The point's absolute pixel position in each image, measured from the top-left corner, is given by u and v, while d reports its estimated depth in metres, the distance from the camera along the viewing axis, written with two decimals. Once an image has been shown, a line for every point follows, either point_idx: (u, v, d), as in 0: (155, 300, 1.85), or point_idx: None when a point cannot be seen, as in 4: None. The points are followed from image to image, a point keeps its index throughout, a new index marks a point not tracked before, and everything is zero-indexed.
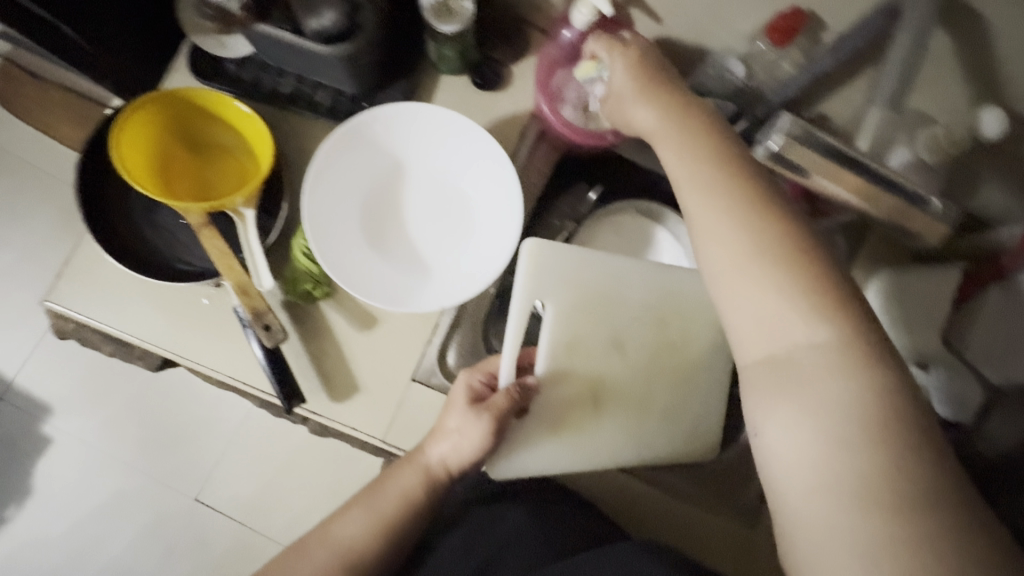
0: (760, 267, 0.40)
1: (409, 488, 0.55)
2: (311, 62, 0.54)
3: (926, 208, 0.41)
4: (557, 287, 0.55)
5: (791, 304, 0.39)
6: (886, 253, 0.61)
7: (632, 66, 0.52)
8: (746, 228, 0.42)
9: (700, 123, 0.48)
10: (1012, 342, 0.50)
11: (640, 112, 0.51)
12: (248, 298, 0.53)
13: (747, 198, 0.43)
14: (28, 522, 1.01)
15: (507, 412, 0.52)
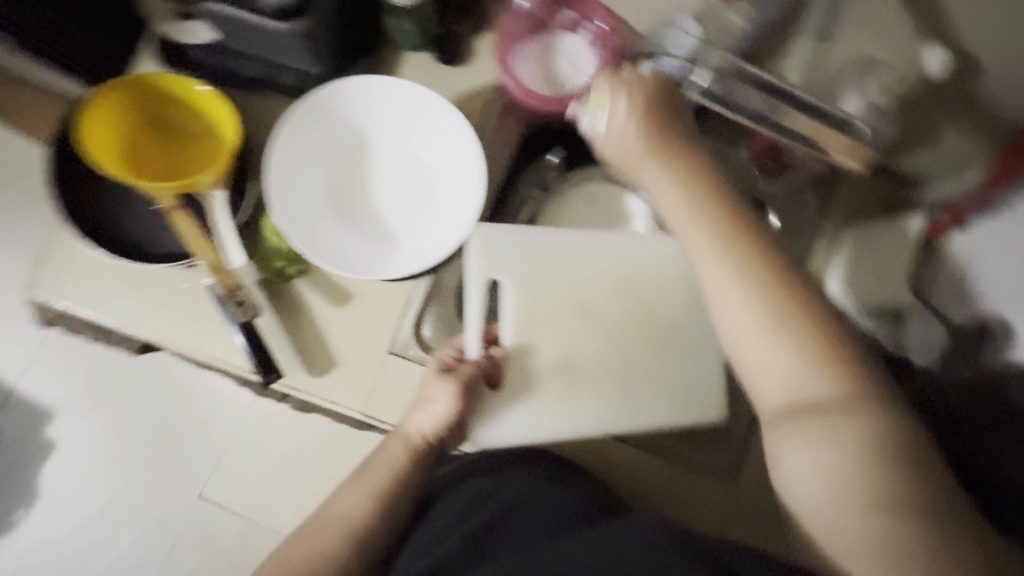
0: (733, 282, 0.47)
1: (396, 457, 0.54)
2: (274, 44, 0.58)
3: (855, 132, 0.49)
4: (514, 262, 0.57)
5: (794, 332, 0.45)
6: (857, 206, 0.66)
7: (638, 109, 0.52)
8: (741, 263, 0.47)
9: (698, 167, 0.52)
10: (989, 278, 0.58)
11: (644, 172, 0.52)
12: (222, 276, 0.57)
13: (733, 225, 0.49)
14: (44, 515, 1.17)
15: (473, 377, 0.54)
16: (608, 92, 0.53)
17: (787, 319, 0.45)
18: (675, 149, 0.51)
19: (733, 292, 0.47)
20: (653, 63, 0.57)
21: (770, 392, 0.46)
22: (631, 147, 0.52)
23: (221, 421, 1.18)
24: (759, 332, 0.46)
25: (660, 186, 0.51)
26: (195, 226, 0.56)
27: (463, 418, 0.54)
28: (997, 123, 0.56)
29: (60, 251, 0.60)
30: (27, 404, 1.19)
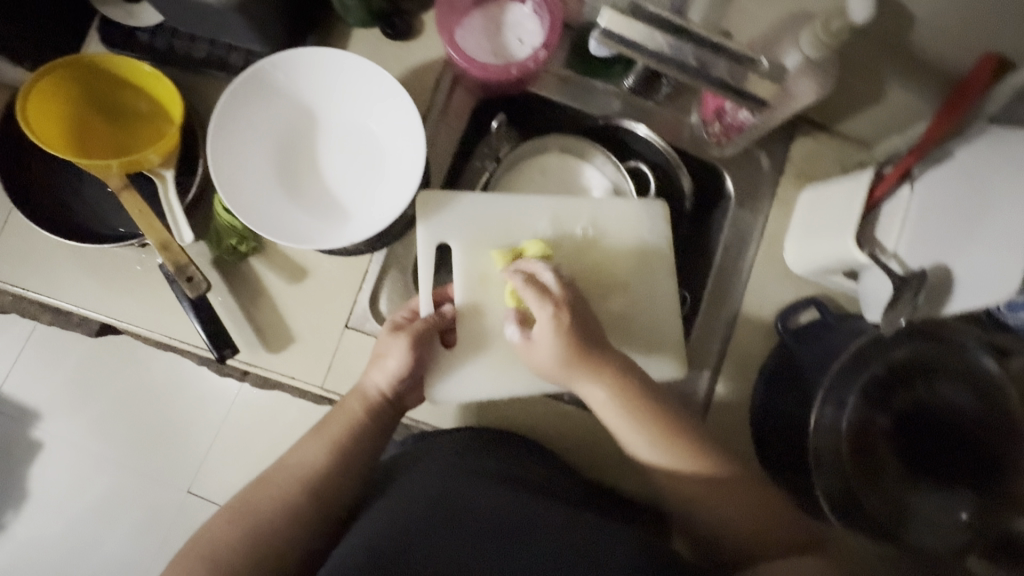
0: (635, 426, 0.54)
1: (354, 410, 0.57)
2: (212, 19, 0.57)
3: (756, 66, 0.52)
4: (463, 226, 0.59)
5: (654, 430, 0.53)
6: (803, 171, 0.69)
7: (563, 339, 0.51)
8: (625, 416, 0.53)
9: (619, 372, 0.53)
10: (944, 231, 0.53)
11: (587, 387, 0.53)
12: (169, 253, 0.56)
13: (620, 381, 0.53)
14: (29, 520, 1.15)
15: (423, 333, 0.56)
16: (544, 310, 0.52)
17: (643, 409, 0.54)
18: (599, 368, 0.53)
19: (632, 433, 0.54)
20: (543, 263, 0.54)
21: (659, 454, 0.53)
22: (548, 369, 0.53)
23: (205, 417, 1.14)
24: (648, 437, 0.53)
25: (601, 401, 0.53)
26: (145, 205, 0.57)
27: (416, 372, 0.57)
28: (938, 75, 0.57)
29: (16, 236, 0.61)
30: (11, 405, 1.17)
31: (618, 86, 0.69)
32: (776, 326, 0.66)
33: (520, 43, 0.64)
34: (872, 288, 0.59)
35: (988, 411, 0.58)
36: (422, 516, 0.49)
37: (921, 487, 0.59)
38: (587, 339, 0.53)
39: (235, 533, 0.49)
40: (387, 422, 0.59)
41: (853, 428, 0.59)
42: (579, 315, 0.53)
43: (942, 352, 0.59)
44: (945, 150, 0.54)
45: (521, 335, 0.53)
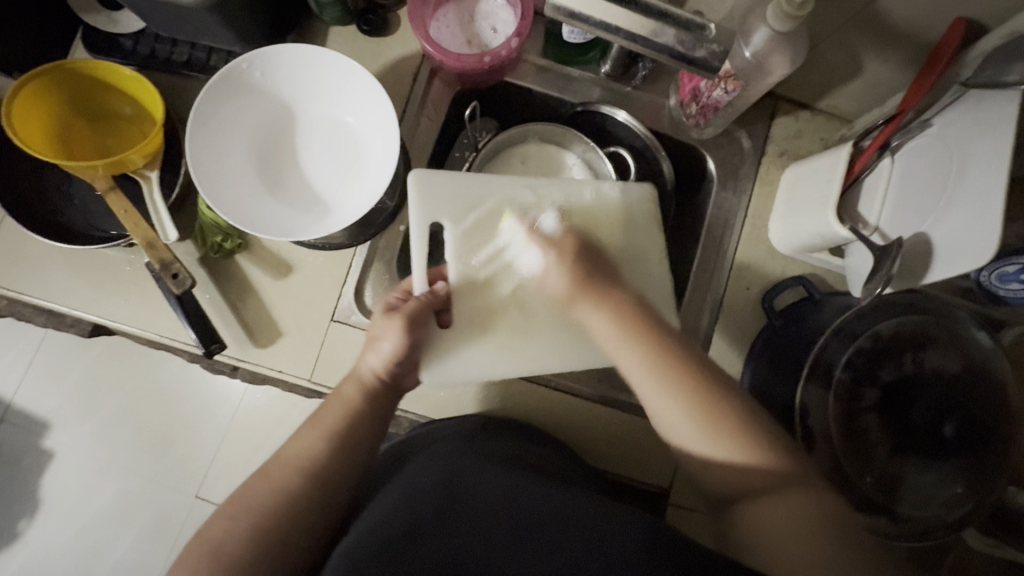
0: (631, 351, 0.54)
1: (350, 396, 0.55)
2: (188, 22, 0.57)
3: (704, 32, 0.51)
4: (452, 207, 0.59)
5: (659, 376, 0.53)
6: (786, 149, 0.69)
7: (563, 270, 0.56)
8: (629, 344, 0.54)
9: (619, 299, 0.56)
10: (920, 200, 0.53)
11: (586, 311, 0.56)
12: (155, 251, 0.58)
13: (619, 309, 0.55)
14: (38, 533, 1.15)
15: (418, 312, 0.55)
16: (539, 249, 0.57)
17: (662, 360, 0.53)
18: (602, 292, 0.55)
19: (646, 382, 0.53)
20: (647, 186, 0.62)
21: (670, 426, 0.53)
22: (562, 294, 0.56)
23: (214, 419, 1.15)
24: (653, 385, 0.53)
25: (604, 330, 0.55)
26: (131, 205, 0.58)
27: (411, 356, 0.56)
28: (913, 46, 0.57)
29: (8, 241, 0.62)
30: (22, 415, 1.16)
31: (596, 72, 0.69)
32: (762, 305, 0.65)
33: (493, 34, 0.65)
34: (858, 264, 0.60)
35: (979, 385, 0.56)
36: (427, 505, 0.50)
37: (914, 463, 0.58)
38: (588, 258, 0.57)
39: (242, 525, 0.48)
40: (385, 405, 0.57)
41: (841, 400, 0.58)
42: (582, 250, 0.57)
43: (931, 324, 0.58)
44: (923, 121, 0.55)
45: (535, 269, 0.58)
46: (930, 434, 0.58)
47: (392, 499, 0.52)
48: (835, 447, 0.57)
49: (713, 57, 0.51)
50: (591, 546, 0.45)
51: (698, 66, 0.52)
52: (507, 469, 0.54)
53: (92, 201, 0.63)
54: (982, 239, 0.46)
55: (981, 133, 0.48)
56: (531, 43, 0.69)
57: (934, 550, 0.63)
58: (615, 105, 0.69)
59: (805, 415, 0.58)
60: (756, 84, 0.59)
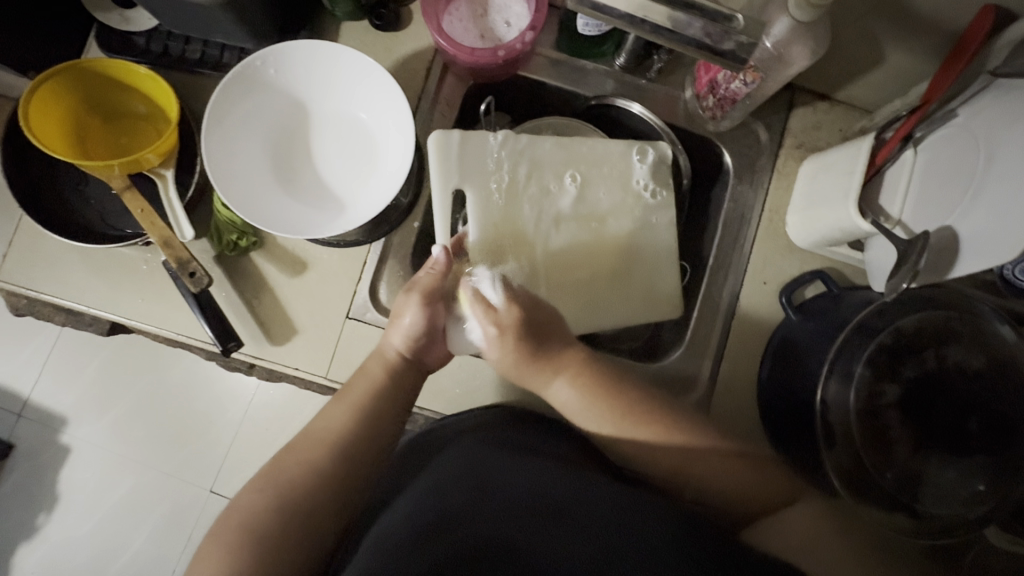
0: (601, 415, 0.57)
1: (373, 371, 0.57)
2: (202, 19, 0.57)
3: (731, 22, 0.50)
4: (467, 172, 0.62)
5: (641, 431, 0.56)
6: (804, 142, 0.68)
7: (504, 353, 0.57)
8: (594, 405, 0.57)
9: (579, 362, 0.59)
10: (946, 193, 0.52)
11: (551, 384, 0.59)
12: (172, 250, 0.58)
13: (581, 373, 0.58)
14: (57, 525, 1.17)
15: (433, 289, 0.57)
16: (479, 324, 0.58)
17: (634, 417, 0.56)
18: (562, 360, 0.58)
19: (621, 439, 0.57)
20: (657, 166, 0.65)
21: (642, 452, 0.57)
22: (512, 368, 0.58)
23: (226, 416, 1.16)
24: (643, 435, 0.56)
25: (568, 397, 0.58)
26: (146, 204, 0.59)
27: (432, 330, 0.58)
28: (936, 35, 0.55)
29: (25, 239, 0.62)
30: (41, 410, 1.18)
31: (610, 65, 0.69)
32: (781, 301, 0.65)
33: (505, 28, 0.64)
34: (879, 258, 0.59)
35: (1005, 380, 0.56)
36: (456, 499, 0.50)
37: (937, 460, 0.56)
38: (534, 327, 0.58)
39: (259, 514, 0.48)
40: (408, 382, 0.58)
41: (863, 398, 0.56)
42: (529, 312, 0.58)
43: (957, 320, 0.57)
44: (948, 111, 0.53)
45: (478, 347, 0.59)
46: (955, 431, 0.57)
47: (414, 497, 0.52)
48: (858, 446, 0.56)
49: (742, 48, 0.50)
50: (618, 532, 0.44)
51: (726, 59, 0.51)
52: (529, 462, 0.54)
53: (107, 199, 0.63)
54: (1013, 232, 0.45)
55: (1009, 125, 0.47)
56: (544, 36, 0.68)
57: (955, 546, 0.62)
58: (630, 98, 0.69)
59: (825, 412, 0.56)
60: (775, 76, 0.58)
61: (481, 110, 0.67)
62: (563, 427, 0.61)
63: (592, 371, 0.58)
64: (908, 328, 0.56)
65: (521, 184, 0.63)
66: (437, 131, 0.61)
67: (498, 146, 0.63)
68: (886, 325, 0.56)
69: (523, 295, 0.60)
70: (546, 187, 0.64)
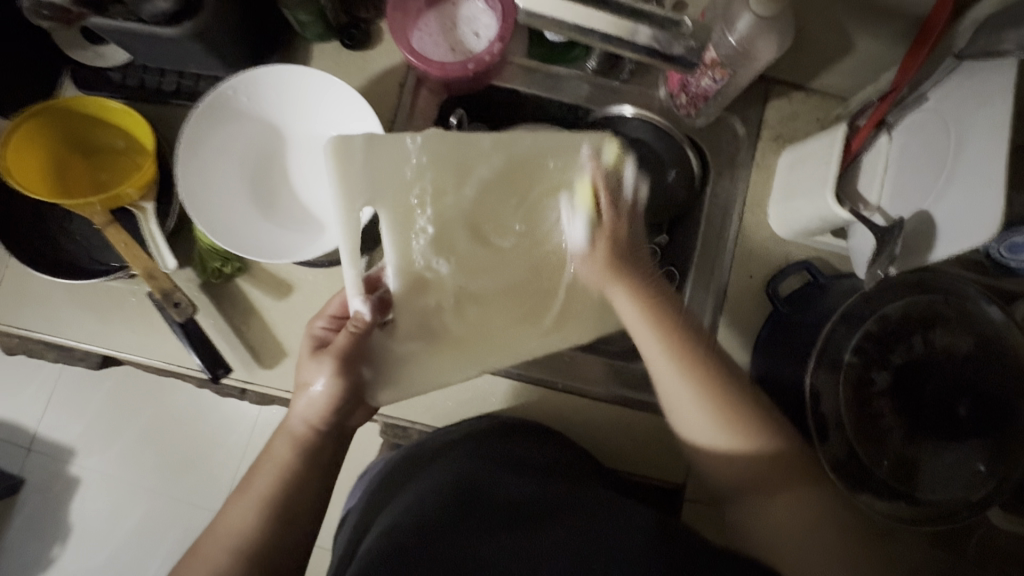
0: (659, 351, 0.53)
1: (282, 455, 0.51)
2: (173, 52, 0.58)
3: (679, 26, 0.52)
4: (374, 185, 0.51)
5: (695, 383, 0.52)
6: (783, 132, 0.68)
7: (607, 238, 0.55)
8: (666, 351, 0.53)
9: (639, 283, 0.55)
10: (923, 177, 0.52)
11: (618, 296, 0.55)
12: (156, 281, 0.59)
13: (652, 299, 0.55)
14: (72, 557, 1.17)
15: (349, 352, 0.52)
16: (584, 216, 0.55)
17: (696, 366, 0.53)
18: (637, 276, 0.55)
19: (676, 380, 0.53)
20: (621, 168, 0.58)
21: (682, 418, 0.53)
22: (597, 267, 0.55)
23: (231, 438, 1.17)
24: (693, 385, 0.52)
25: (628, 309, 0.54)
26: (129, 238, 0.59)
27: (350, 398, 0.54)
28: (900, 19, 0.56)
29: (15, 279, 0.63)
30: (49, 443, 1.18)
31: (583, 69, 0.69)
32: (766, 292, 0.65)
33: (474, 41, 0.65)
34: (860, 245, 0.59)
35: (995, 361, 0.55)
36: (437, 510, 0.52)
37: (932, 446, 0.56)
38: (625, 249, 0.56)
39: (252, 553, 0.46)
40: (326, 451, 0.53)
41: (852, 386, 0.56)
42: (625, 243, 0.57)
43: (941, 303, 0.57)
44: (919, 95, 0.53)
45: (581, 239, 0.55)
46: (946, 414, 0.56)
47: (397, 516, 0.53)
48: (850, 435, 0.55)
49: (692, 51, 0.52)
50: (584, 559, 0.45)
51: (676, 62, 0.53)
52: (510, 474, 0.56)
53: (93, 235, 0.63)
54: (989, 210, 0.45)
55: (977, 107, 0.48)
56: (515, 45, 0.69)
57: (960, 530, 0.62)
58: (603, 100, 0.69)
59: (817, 401, 0.55)
60: (744, 72, 0.58)
61: (453, 123, 0.66)
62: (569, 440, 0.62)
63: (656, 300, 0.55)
64: (894, 314, 0.56)
65: (448, 199, 0.53)
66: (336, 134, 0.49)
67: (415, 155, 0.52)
68: (873, 315, 0.56)
69: (625, 210, 0.57)
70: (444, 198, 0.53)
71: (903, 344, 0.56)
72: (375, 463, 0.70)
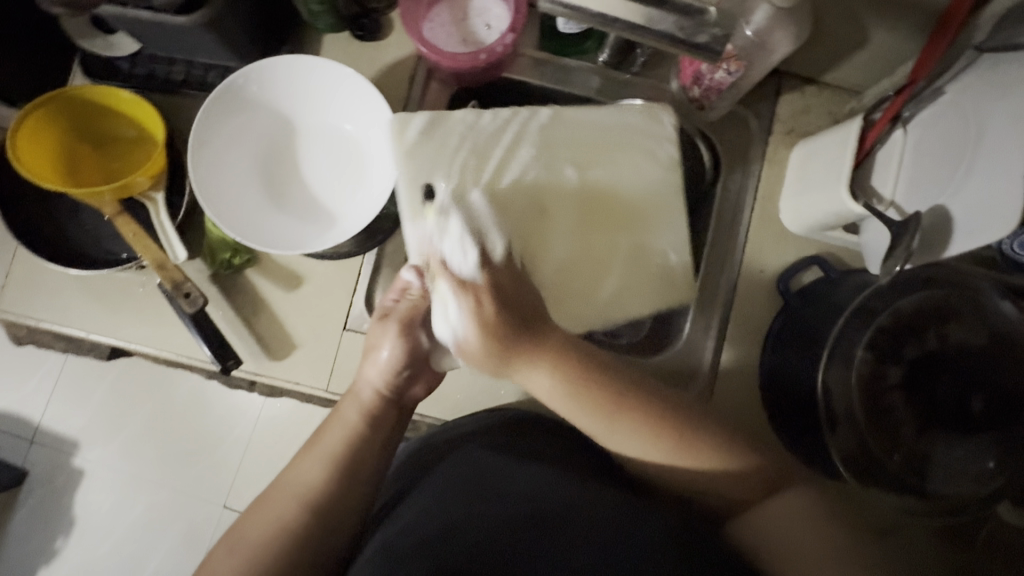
0: (581, 408, 0.50)
1: (350, 417, 0.53)
2: (186, 42, 0.58)
3: (703, 17, 0.50)
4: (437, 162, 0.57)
5: (618, 423, 0.50)
6: (795, 125, 0.68)
7: (478, 327, 0.47)
8: (583, 407, 0.50)
9: (559, 347, 0.49)
10: (938, 173, 0.52)
11: (531, 377, 0.49)
12: (166, 272, 0.58)
13: (564, 368, 0.49)
14: (77, 548, 1.17)
15: (410, 317, 0.54)
16: (453, 294, 0.49)
17: (637, 398, 0.50)
18: (558, 353, 0.49)
19: (603, 430, 0.51)
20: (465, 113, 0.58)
21: (613, 440, 0.51)
22: (481, 360, 0.49)
23: (235, 431, 1.17)
24: (607, 423, 0.50)
25: (547, 388, 0.49)
26: (139, 228, 0.59)
27: (413, 362, 0.54)
28: (919, 12, 0.55)
29: (24, 269, 0.63)
30: (51, 436, 1.18)
31: (594, 62, 0.68)
32: (777, 288, 0.66)
33: (486, 33, 0.64)
34: (874, 240, 0.58)
35: (1009, 357, 0.55)
36: (450, 504, 0.52)
37: (945, 442, 0.56)
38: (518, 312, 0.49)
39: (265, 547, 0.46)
40: (389, 417, 0.55)
41: (865, 382, 0.55)
42: (512, 293, 0.50)
43: (955, 297, 0.56)
44: (935, 89, 0.53)
45: (450, 335, 0.49)
46: (958, 409, 0.56)
47: (409, 512, 0.53)
48: (863, 431, 0.55)
49: (716, 40, 0.50)
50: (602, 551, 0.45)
51: (700, 52, 0.51)
52: (521, 467, 0.55)
53: (102, 225, 0.63)
54: (1009, 203, 0.45)
55: (999, 99, 0.47)
56: (526, 37, 0.68)
57: (968, 525, 0.61)
58: (614, 93, 0.68)
59: (828, 395, 0.56)
60: (759, 64, 0.58)
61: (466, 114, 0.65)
62: (574, 432, 0.62)
63: (581, 371, 0.49)
64: (908, 309, 0.56)
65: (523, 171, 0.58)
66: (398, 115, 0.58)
67: (465, 127, 0.58)
68: (894, 311, 0.55)
69: (503, 271, 0.51)
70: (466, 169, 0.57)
71: (916, 344, 0.56)
72: None
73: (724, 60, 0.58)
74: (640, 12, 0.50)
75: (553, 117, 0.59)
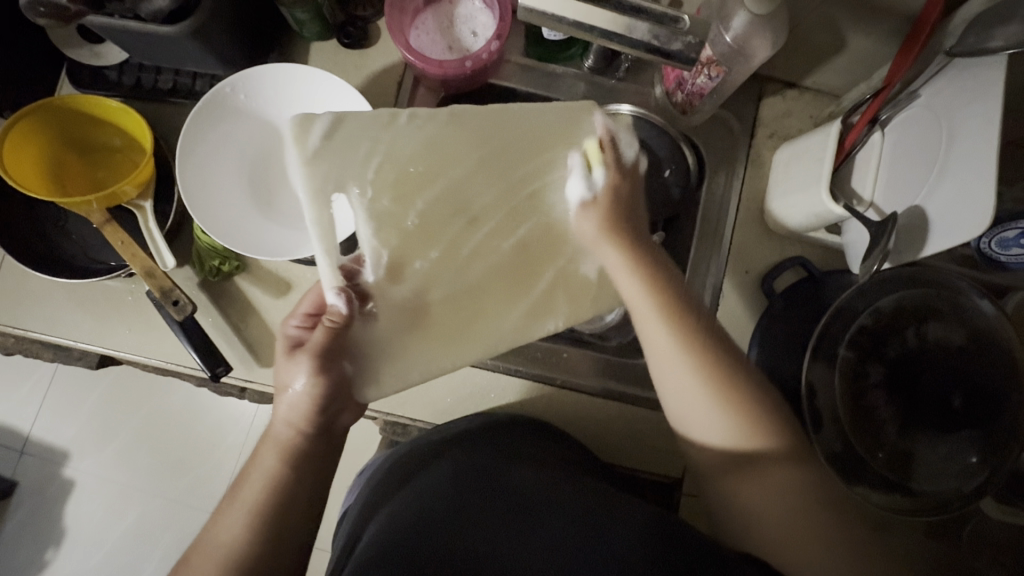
0: (658, 323, 0.52)
1: (269, 463, 0.48)
2: (173, 51, 0.58)
3: (678, 23, 0.51)
4: (349, 166, 0.51)
5: (677, 335, 0.52)
6: (778, 128, 0.69)
7: (603, 203, 0.53)
8: (657, 310, 0.52)
9: (636, 238, 0.54)
10: (913, 174, 0.54)
11: (604, 250, 0.54)
12: (155, 279, 0.58)
13: (647, 266, 0.53)
14: (67, 559, 1.16)
15: (327, 347, 0.49)
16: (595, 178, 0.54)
17: (680, 322, 0.52)
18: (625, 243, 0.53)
19: (663, 337, 0.52)
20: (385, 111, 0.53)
21: (670, 384, 0.53)
22: (592, 227, 0.54)
23: (228, 438, 1.17)
24: (674, 337, 0.52)
25: (626, 281, 0.53)
26: (128, 237, 0.59)
27: (334, 395, 0.50)
28: (893, 17, 0.57)
29: (12, 279, 0.63)
30: (42, 446, 1.17)
31: (580, 68, 0.69)
32: (764, 288, 0.66)
33: (471, 41, 0.65)
34: (855, 241, 0.59)
35: (985, 355, 0.56)
36: (438, 506, 0.53)
37: (926, 438, 0.57)
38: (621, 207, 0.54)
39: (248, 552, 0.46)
40: (312, 461, 0.50)
41: (846, 379, 0.57)
42: (621, 198, 0.54)
43: (932, 296, 0.57)
44: (911, 92, 0.55)
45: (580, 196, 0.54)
46: (938, 406, 0.57)
47: (396, 513, 0.53)
48: (846, 427, 0.56)
49: (690, 47, 0.51)
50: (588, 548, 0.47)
51: (676, 59, 0.52)
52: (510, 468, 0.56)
53: (90, 234, 0.63)
54: (980, 202, 0.46)
55: (967, 102, 0.49)
56: (511, 43, 0.69)
57: (952, 520, 0.62)
58: (600, 98, 0.69)
59: (813, 392, 0.56)
60: (740, 68, 0.59)
61: None
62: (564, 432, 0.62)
63: (680, 304, 0.53)
64: (884, 308, 0.57)
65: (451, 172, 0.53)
66: (298, 116, 0.51)
67: (377, 130, 0.52)
68: (866, 309, 0.57)
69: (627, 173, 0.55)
70: (376, 174, 0.51)
71: (894, 341, 0.57)
72: (375, 459, 0.70)
73: (701, 64, 0.60)
74: (619, 19, 0.51)
75: (494, 108, 0.54)
